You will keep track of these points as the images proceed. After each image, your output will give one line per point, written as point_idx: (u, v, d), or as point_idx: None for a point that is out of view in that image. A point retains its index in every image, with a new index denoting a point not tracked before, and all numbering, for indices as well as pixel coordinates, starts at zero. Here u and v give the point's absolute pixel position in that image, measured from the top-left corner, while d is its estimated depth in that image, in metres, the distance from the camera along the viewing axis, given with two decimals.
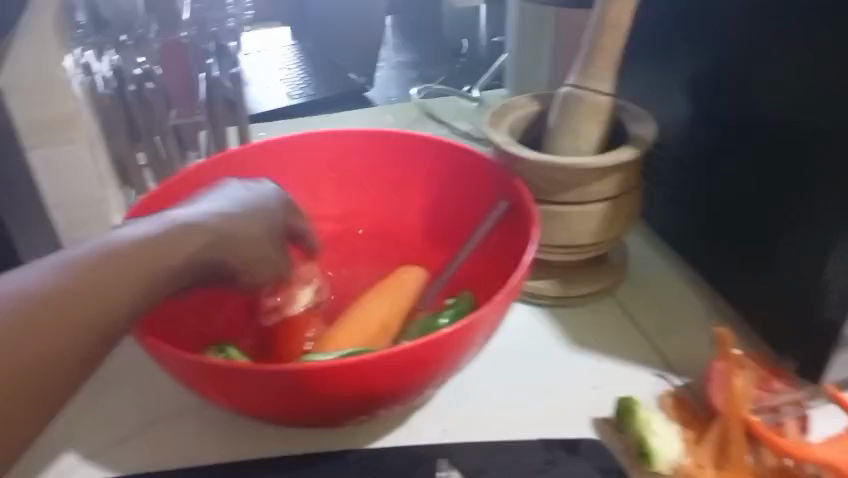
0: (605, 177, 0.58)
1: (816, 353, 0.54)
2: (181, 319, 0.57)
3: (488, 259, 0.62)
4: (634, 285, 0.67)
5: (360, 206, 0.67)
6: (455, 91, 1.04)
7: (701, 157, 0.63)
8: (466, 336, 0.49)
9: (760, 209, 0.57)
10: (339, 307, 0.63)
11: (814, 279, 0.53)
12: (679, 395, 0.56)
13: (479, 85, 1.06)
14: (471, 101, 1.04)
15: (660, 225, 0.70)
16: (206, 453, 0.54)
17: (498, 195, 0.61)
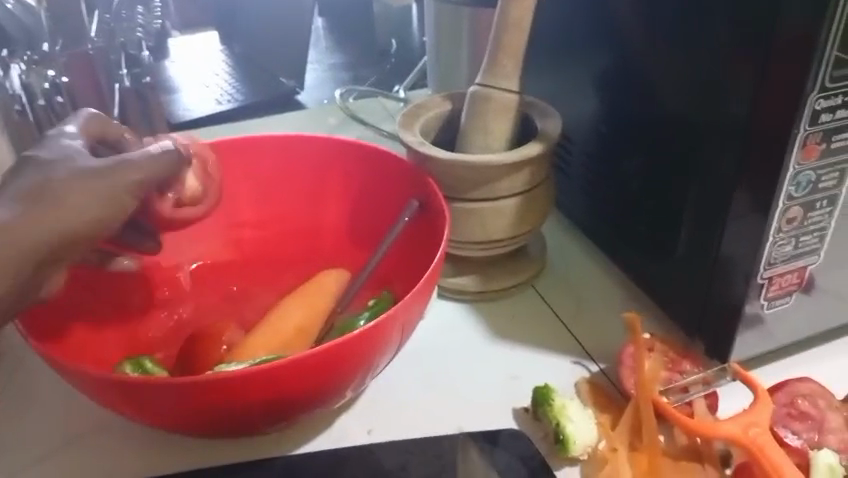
0: (516, 173, 0.59)
1: (720, 331, 0.56)
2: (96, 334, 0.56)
3: (407, 258, 0.63)
4: (552, 277, 0.68)
5: (279, 212, 0.67)
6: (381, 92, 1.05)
7: (608, 149, 0.66)
8: (380, 335, 0.49)
9: (663, 196, 0.60)
10: (258, 313, 0.62)
11: (713, 263, 0.56)
12: (594, 381, 0.58)
13: (405, 85, 1.07)
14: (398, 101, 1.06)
15: (576, 216, 0.72)
16: (127, 468, 0.54)
17: (412, 194, 0.62)
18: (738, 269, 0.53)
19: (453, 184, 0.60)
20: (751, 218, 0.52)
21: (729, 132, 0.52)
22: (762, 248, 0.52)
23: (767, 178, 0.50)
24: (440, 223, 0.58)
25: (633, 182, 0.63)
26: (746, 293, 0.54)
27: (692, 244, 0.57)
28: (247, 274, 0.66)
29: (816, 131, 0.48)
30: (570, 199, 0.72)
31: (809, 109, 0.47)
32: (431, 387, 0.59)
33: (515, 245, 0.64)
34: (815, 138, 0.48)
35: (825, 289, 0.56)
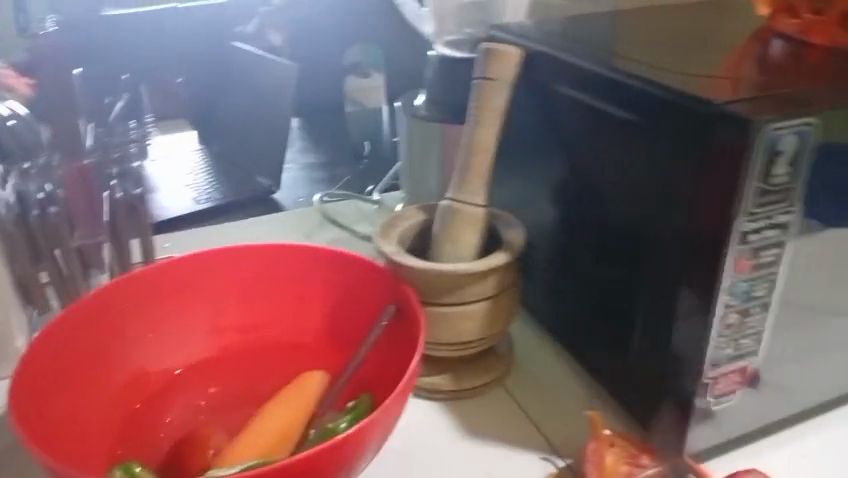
0: (483, 280, 0.64)
1: (676, 427, 0.61)
2: (84, 440, 0.60)
3: (383, 361, 0.67)
4: (520, 374, 0.73)
5: (262, 316, 0.71)
6: (355, 195, 1.11)
7: (569, 255, 0.72)
8: (360, 440, 0.53)
9: (619, 300, 0.66)
10: (244, 416, 0.66)
11: (664, 364, 0.61)
12: (562, 476, 0.61)
13: (378, 188, 1.13)
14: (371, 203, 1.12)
15: (540, 317, 0.77)
16: None
17: (388, 300, 0.67)
18: (687, 369, 0.59)
19: (427, 289, 0.65)
20: (695, 322, 0.57)
21: (672, 244, 0.58)
22: (706, 350, 0.57)
23: (704, 286, 0.56)
24: (415, 326, 0.63)
25: (590, 286, 0.69)
26: (695, 390, 0.59)
27: (645, 344, 0.63)
28: (233, 377, 0.70)
29: (746, 248, 0.54)
30: (535, 300, 0.78)
31: (738, 230, 0.54)
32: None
33: (483, 346, 0.69)
34: (746, 253, 0.55)
35: (765, 385, 0.62)
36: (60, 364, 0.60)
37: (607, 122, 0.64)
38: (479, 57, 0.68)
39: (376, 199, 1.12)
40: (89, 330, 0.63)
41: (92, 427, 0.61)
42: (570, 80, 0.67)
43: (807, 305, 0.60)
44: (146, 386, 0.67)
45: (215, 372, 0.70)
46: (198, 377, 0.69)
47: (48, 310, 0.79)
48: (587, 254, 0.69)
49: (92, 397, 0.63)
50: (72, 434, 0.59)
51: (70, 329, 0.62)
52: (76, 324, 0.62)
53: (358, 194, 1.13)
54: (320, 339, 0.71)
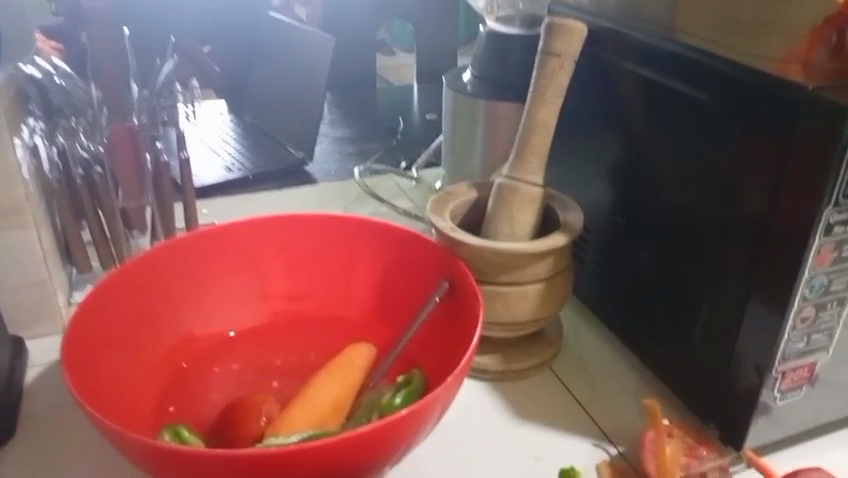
0: (540, 261, 0.62)
1: (736, 421, 0.59)
2: (130, 403, 0.59)
3: (431, 338, 0.66)
4: (570, 358, 0.71)
5: (307, 287, 0.70)
6: (393, 171, 1.09)
7: (626, 239, 0.69)
8: (417, 419, 0.51)
9: (681, 288, 0.63)
10: (291, 387, 0.64)
11: (728, 356, 0.59)
12: (615, 465, 0.60)
13: (417, 164, 1.11)
14: (410, 180, 1.10)
15: (592, 304, 0.75)
16: None
17: (440, 277, 0.65)
18: (752, 365, 0.57)
19: (483, 267, 0.63)
20: (767, 316, 0.55)
21: (745, 235, 0.56)
22: (778, 345, 0.55)
23: (780, 279, 0.54)
24: (471, 305, 0.60)
25: (649, 273, 0.67)
26: (761, 386, 0.57)
27: (708, 337, 0.61)
28: (278, 348, 0.68)
29: (829, 241, 0.52)
30: (588, 286, 0.76)
31: (823, 222, 0.51)
32: (459, 463, 0.61)
33: (536, 327, 0.67)
34: (828, 246, 0.52)
35: (827, 383, 0.60)
36: (105, 326, 0.59)
37: (673, 106, 0.61)
38: (542, 32, 0.66)
39: (414, 176, 1.10)
40: (131, 296, 0.62)
41: (139, 393, 0.60)
42: (637, 58, 0.64)
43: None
44: (190, 352, 0.66)
45: (261, 341, 0.69)
46: (243, 345, 0.68)
47: (88, 270, 0.79)
48: (648, 241, 0.67)
49: (136, 363, 0.61)
50: (118, 398, 0.58)
51: (117, 292, 0.60)
52: (122, 287, 0.61)
53: (396, 169, 1.11)
54: (368, 313, 0.69)
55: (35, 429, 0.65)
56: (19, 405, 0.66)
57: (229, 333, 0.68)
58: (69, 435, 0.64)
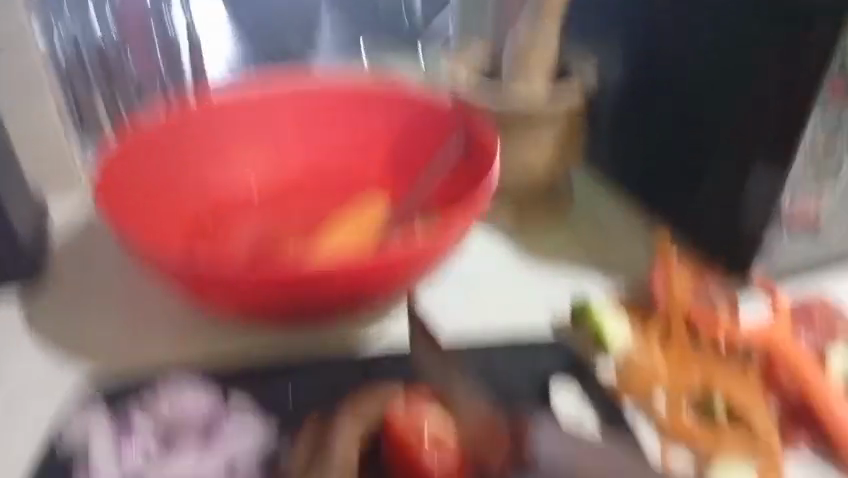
0: (559, 103, 0.69)
1: (737, 250, 0.65)
2: (164, 232, 0.64)
3: (443, 198, 0.69)
4: (576, 205, 0.77)
5: (324, 153, 0.72)
6: None
7: (637, 93, 0.73)
8: (438, 237, 0.56)
9: (692, 131, 0.68)
10: (321, 213, 0.70)
11: (738, 189, 0.64)
12: (622, 298, 0.65)
13: None
14: None
15: (598, 161, 0.79)
16: (210, 361, 0.61)
17: (454, 135, 0.68)
18: (760, 197, 0.62)
19: (505, 118, 0.69)
20: (774, 149, 0.60)
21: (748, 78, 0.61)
22: (789, 172, 0.60)
23: (787, 112, 0.58)
24: (486, 154, 0.65)
25: (660, 122, 0.71)
26: (772, 212, 0.62)
27: (720, 178, 0.66)
28: (297, 206, 0.70)
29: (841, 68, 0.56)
30: (595, 146, 0.80)
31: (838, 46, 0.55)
32: (476, 295, 0.66)
33: (550, 173, 0.74)
34: (840, 75, 0.56)
35: (822, 229, 0.65)
36: (140, 171, 0.65)
37: None
38: None
39: None
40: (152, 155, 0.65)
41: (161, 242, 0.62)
42: None
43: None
44: (208, 213, 0.68)
45: (277, 203, 0.71)
46: (262, 204, 0.70)
47: None
48: (658, 100, 0.71)
49: (155, 218, 0.64)
50: (154, 231, 0.63)
51: (148, 145, 0.65)
52: (153, 141, 0.66)
53: None
54: (382, 177, 0.71)
55: (69, 284, 0.68)
56: (50, 263, 0.69)
57: (250, 192, 0.70)
58: (111, 287, 0.67)
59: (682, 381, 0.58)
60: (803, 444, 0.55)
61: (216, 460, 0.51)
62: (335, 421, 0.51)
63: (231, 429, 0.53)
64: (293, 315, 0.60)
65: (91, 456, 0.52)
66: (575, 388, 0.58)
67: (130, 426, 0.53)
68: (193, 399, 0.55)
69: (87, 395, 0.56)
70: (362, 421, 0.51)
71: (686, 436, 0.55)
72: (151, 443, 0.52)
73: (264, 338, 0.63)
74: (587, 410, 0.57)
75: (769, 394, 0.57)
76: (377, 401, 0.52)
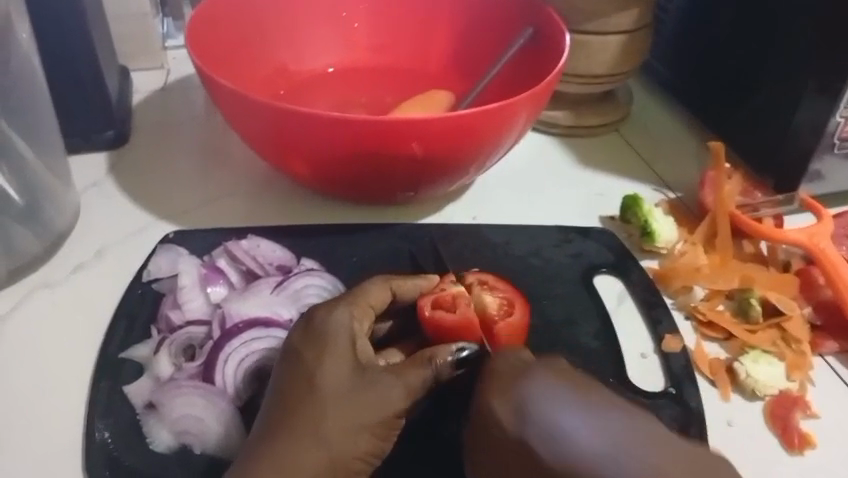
0: (626, 11, 0.69)
1: (787, 170, 0.67)
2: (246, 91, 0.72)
3: (504, 84, 0.74)
4: (635, 123, 0.79)
5: (398, 38, 0.78)
6: None
7: (706, 4, 0.73)
8: (505, 116, 0.59)
9: (756, 44, 0.69)
10: (384, 101, 0.75)
11: (793, 105, 0.65)
12: (672, 202, 0.68)
13: None
14: None
15: (662, 75, 0.81)
16: (267, 216, 0.64)
17: (522, 26, 0.72)
18: (817, 115, 0.63)
19: (570, 16, 0.70)
20: (838, 65, 0.61)
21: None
22: (845, 89, 0.61)
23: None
24: (554, 44, 0.68)
25: (726, 35, 0.72)
26: (825, 127, 0.63)
27: (781, 92, 0.67)
28: (369, 83, 0.77)
29: None
30: (662, 59, 0.81)
31: None
32: (529, 192, 0.70)
33: (613, 85, 0.74)
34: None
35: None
36: (226, 33, 0.70)
37: None
38: None
39: None
40: (243, 13, 0.71)
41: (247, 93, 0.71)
42: None
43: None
44: (293, 77, 0.76)
45: (351, 77, 0.77)
46: (337, 78, 0.77)
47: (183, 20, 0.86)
48: (724, 12, 0.71)
49: (243, 75, 0.72)
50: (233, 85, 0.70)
51: (231, 7, 0.70)
52: (235, 4, 0.70)
53: None
54: (448, 63, 0.77)
55: (146, 135, 0.72)
56: (129, 115, 0.74)
57: (327, 71, 0.78)
58: (178, 144, 0.71)
59: (722, 282, 0.58)
60: (831, 352, 0.57)
61: (291, 310, 0.51)
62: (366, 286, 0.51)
63: (303, 280, 0.53)
64: (345, 187, 0.62)
65: (180, 289, 0.52)
66: (617, 282, 0.60)
67: (216, 267, 0.54)
68: (272, 247, 0.55)
69: (163, 239, 0.57)
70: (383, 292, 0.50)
71: (723, 331, 0.56)
72: (234, 284, 0.53)
73: (304, 207, 0.65)
74: (626, 300, 0.59)
75: (803, 301, 0.58)
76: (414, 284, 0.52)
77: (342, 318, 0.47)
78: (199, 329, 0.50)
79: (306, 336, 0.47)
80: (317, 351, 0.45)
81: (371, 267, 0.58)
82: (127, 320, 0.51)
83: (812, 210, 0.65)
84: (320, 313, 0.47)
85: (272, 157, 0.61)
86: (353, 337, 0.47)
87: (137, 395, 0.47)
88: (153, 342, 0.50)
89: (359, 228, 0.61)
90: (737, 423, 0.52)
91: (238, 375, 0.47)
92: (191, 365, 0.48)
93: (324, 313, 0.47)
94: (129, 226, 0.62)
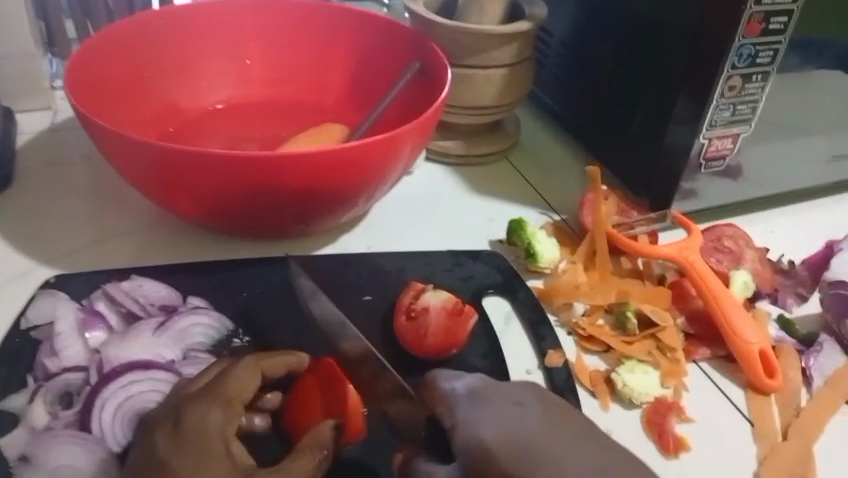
0: (506, 45, 0.73)
1: (660, 189, 0.71)
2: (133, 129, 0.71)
3: (396, 116, 0.76)
4: (523, 150, 0.82)
5: (290, 74, 0.79)
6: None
7: (583, 35, 0.78)
8: (390, 148, 0.60)
9: (626, 72, 0.73)
10: (278, 136, 0.76)
11: (661, 127, 0.70)
12: (556, 224, 0.71)
13: None
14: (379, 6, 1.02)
15: (547, 103, 0.85)
16: (158, 255, 0.63)
17: (410, 60, 0.74)
18: (683, 136, 0.68)
19: (455, 51, 0.73)
20: (698, 89, 0.65)
21: (680, 29, 0.66)
22: (706, 112, 0.66)
23: (713, 60, 0.64)
24: (438, 76, 0.70)
25: (601, 65, 0.76)
26: (692, 146, 0.68)
27: (650, 117, 0.71)
28: (264, 118, 0.78)
29: (759, 10, 0.61)
30: (547, 88, 0.85)
31: None
32: (422, 219, 0.72)
33: (499, 115, 0.78)
34: (758, 16, 0.61)
35: (740, 178, 0.73)
36: (112, 71, 0.70)
37: None
38: None
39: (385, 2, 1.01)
40: (127, 55, 0.71)
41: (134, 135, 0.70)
42: None
43: (786, 117, 0.71)
44: (184, 115, 0.76)
45: (244, 113, 0.78)
46: (230, 114, 0.78)
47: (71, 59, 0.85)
48: (599, 43, 0.76)
49: (131, 113, 0.72)
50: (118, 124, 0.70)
51: (116, 47, 0.70)
52: (119, 44, 0.70)
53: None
54: (340, 97, 0.79)
55: (30, 177, 0.71)
56: (14, 158, 0.72)
57: (219, 107, 0.78)
58: (63, 184, 0.70)
59: (599, 298, 0.62)
60: (704, 358, 0.60)
61: (175, 351, 0.52)
62: (193, 401, 0.45)
63: (187, 319, 0.54)
64: (235, 224, 0.63)
65: (56, 336, 0.51)
66: (504, 301, 0.63)
67: (96, 311, 0.53)
68: (156, 287, 0.56)
69: (44, 283, 0.56)
70: (220, 400, 0.45)
71: (601, 343, 0.59)
72: (114, 327, 0.53)
73: (195, 245, 0.65)
74: (514, 320, 0.61)
75: (677, 312, 0.62)
76: (248, 367, 0.47)
77: (211, 421, 0.43)
78: (76, 375, 0.50)
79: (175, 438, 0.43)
80: (190, 455, 0.42)
81: (262, 300, 0.58)
82: (4, 370, 0.50)
83: (682, 225, 0.70)
84: (187, 422, 0.43)
85: (160, 198, 0.62)
86: (228, 439, 0.43)
87: (10, 447, 0.46)
88: (28, 391, 0.49)
89: (251, 263, 0.61)
90: (617, 431, 0.54)
91: (115, 420, 0.47)
92: (68, 412, 0.47)
93: (195, 418, 0.43)
94: (8, 271, 0.60)
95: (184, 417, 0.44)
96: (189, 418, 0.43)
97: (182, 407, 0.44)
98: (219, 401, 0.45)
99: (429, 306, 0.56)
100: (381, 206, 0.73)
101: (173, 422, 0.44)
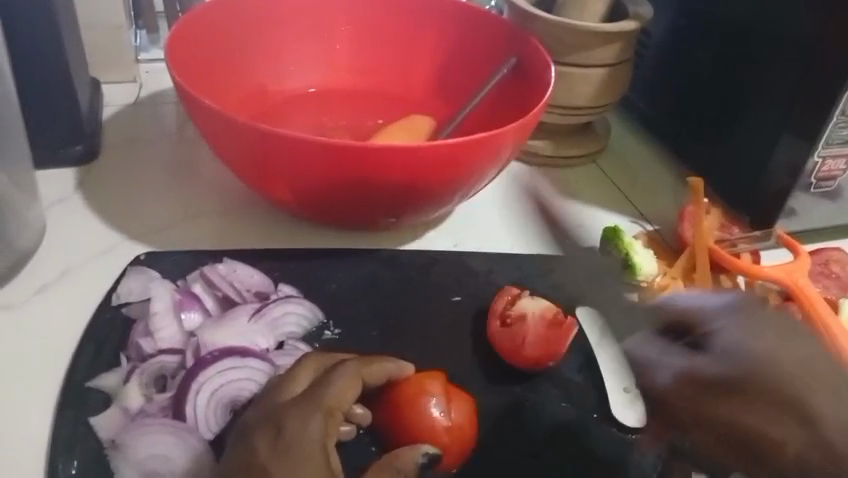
0: (609, 45, 0.69)
1: (764, 208, 0.68)
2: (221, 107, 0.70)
3: (487, 112, 0.73)
4: (611, 154, 0.79)
5: (380, 61, 0.77)
6: None
7: (685, 39, 0.74)
8: (491, 146, 0.58)
9: (733, 81, 0.70)
10: (365, 123, 0.73)
11: (771, 143, 0.66)
12: (652, 236, 0.68)
13: None
14: None
15: (640, 109, 0.82)
16: (243, 239, 0.62)
17: (507, 55, 0.72)
18: (794, 154, 0.64)
19: (554, 48, 0.70)
20: (817, 106, 0.61)
21: (802, 42, 0.62)
22: (824, 129, 0.62)
23: (836, 75, 0.59)
24: (538, 75, 0.67)
25: (705, 72, 0.72)
26: (804, 165, 0.64)
27: (758, 130, 0.67)
28: (350, 105, 0.76)
29: None
30: (641, 93, 0.82)
31: None
32: (509, 219, 0.70)
33: (592, 117, 0.75)
34: None
35: None
36: (202, 49, 0.68)
37: None
38: None
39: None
40: (220, 34, 0.69)
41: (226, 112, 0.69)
42: None
43: None
44: (270, 96, 0.75)
45: (331, 98, 0.77)
46: (317, 98, 0.76)
47: (157, 33, 0.84)
48: (705, 49, 0.72)
49: (219, 92, 0.70)
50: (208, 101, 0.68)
51: (209, 24, 0.68)
52: (213, 22, 0.68)
53: None
54: (429, 88, 0.77)
55: (115, 151, 0.70)
56: (100, 130, 0.71)
57: (308, 91, 0.77)
58: (148, 159, 0.69)
59: None
60: None
61: (268, 340, 0.51)
62: (292, 407, 0.43)
63: (280, 308, 0.52)
64: (325, 213, 0.61)
65: (152, 315, 0.50)
66: (599, 313, 0.60)
67: (191, 293, 0.52)
68: (250, 273, 0.55)
69: (133, 260, 0.55)
70: (321, 411, 0.43)
71: None
72: (209, 311, 0.52)
73: (282, 231, 0.63)
74: (608, 336, 0.58)
75: None
76: (344, 374, 0.45)
77: (311, 434, 0.42)
78: (171, 358, 0.49)
79: (275, 447, 0.41)
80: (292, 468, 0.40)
81: (350, 293, 0.56)
82: (92, 348, 0.49)
83: (788, 246, 0.67)
84: (288, 430, 0.42)
85: (254, 181, 0.60)
86: (327, 449, 0.42)
87: (105, 428, 0.45)
88: (123, 371, 0.48)
89: (339, 253, 0.59)
90: None
91: (209, 408, 0.46)
92: (162, 396, 0.46)
93: (295, 427, 0.42)
94: (96, 245, 0.59)
95: (284, 426, 0.42)
96: (291, 427, 0.42)
97: (281, 415, 0.43)
98: (320, 412, 0.43)
99: (526, 315, 0.54)
100: (468, 203, 0.71)
101: (274, 425, 0.42)
